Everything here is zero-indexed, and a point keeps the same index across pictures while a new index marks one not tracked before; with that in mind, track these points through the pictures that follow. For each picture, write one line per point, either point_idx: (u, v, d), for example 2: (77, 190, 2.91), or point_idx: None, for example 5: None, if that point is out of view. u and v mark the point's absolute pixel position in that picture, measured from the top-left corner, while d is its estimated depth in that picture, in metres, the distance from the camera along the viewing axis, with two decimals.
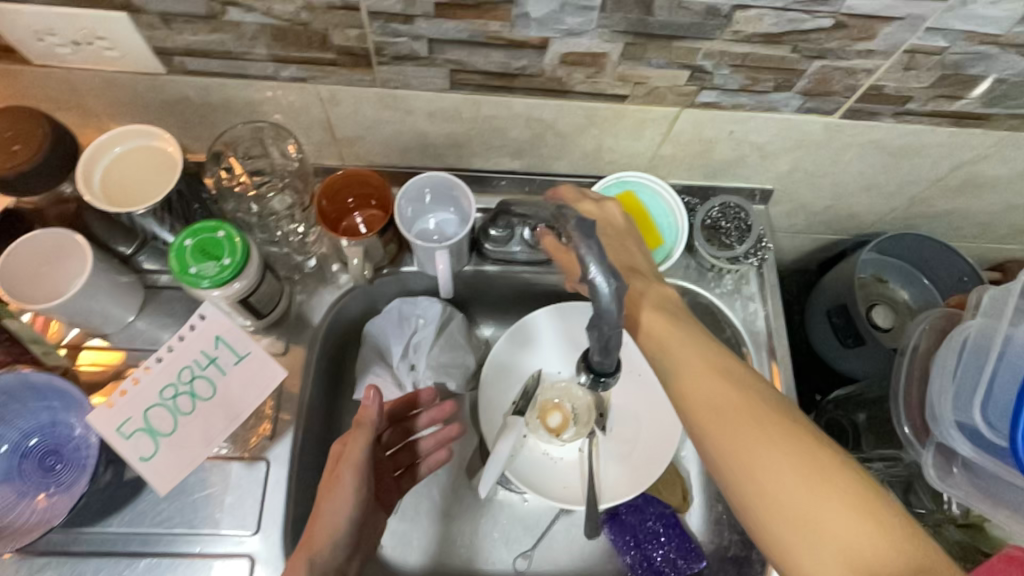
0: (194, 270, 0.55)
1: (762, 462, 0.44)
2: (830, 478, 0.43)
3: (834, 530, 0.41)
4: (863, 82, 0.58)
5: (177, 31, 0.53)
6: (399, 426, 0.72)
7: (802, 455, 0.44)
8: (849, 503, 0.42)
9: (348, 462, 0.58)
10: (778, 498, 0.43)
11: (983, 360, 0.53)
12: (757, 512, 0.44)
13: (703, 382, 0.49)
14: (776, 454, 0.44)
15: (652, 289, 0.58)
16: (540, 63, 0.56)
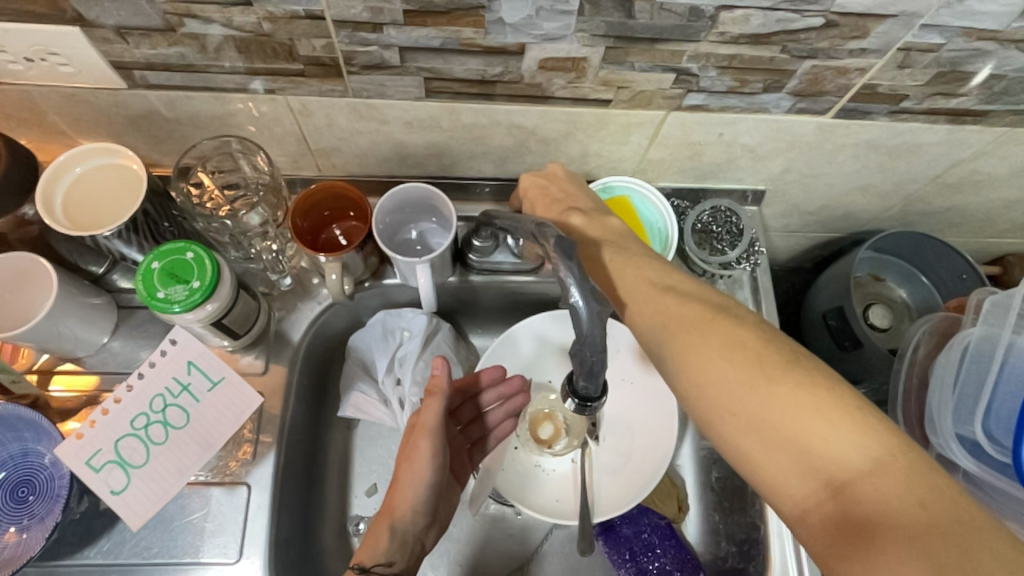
0: (162, 294, 0.53)
1: (756, 395, 0.40)
2: (825, 403, 0.39)
3: (810, 443, 0.38)
4: (857, 81, 0.55)
5: (135, 44, 0.50)
6: (467, 403, 0.70)
7: (799, 387, 0.40)
8: (822, 413, 0.38)
9: (421, 431, 0.60)
10: (774, 431, 0.39)
11: (984, 370, 0.51)
12: (726, 429, 0.41)
13: (684, 314, 0.46)
14: (774, 388, 0.40)
15: (633, 263, 0.52)
16: (519, 69, 0.53)
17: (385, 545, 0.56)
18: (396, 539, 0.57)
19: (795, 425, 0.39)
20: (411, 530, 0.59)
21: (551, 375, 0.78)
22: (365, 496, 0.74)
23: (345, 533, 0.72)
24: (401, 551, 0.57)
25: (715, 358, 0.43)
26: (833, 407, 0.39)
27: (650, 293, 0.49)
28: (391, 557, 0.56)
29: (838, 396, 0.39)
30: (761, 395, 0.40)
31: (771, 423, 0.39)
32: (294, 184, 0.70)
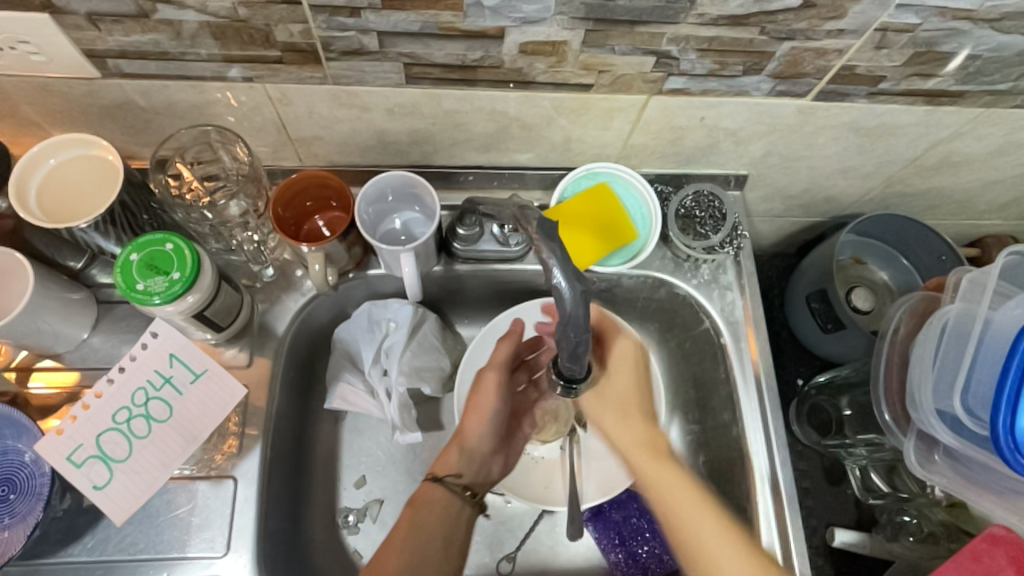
0: (142, 286, 0.52)
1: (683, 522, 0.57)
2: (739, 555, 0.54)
3: None
4: (835, 62, 0.56)
5: (107, 31, 0.49)
6: (524, 366, 0.73)
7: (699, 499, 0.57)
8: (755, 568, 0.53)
9: (490, 367, 0.68)
10: (684, 545, 0.56)
11: (962, 345, 0.52)
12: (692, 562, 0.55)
13: (641, 433, 0.62)
14: (694, 517, 0.56)
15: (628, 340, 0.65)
16: (499, 54, 0.53)
17: (455, 461, 0.65)
18: (467, 459, 0.66)
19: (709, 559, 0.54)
20: (479, 453, 0.67)
21: None
22: (354, 488, 0.74)
23: (334, 525, 0.72)
24: (469, 466, 0.66)
25: (666, 488, 0.59)
26: (739, 544, 0.54)
27: (629, 425, 0.63)
28: (460, 470, 0.65)
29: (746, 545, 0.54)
30: (687, 516, 0.57)
31: (676, 529, 0.57)
32: (275, 175, 0.69)
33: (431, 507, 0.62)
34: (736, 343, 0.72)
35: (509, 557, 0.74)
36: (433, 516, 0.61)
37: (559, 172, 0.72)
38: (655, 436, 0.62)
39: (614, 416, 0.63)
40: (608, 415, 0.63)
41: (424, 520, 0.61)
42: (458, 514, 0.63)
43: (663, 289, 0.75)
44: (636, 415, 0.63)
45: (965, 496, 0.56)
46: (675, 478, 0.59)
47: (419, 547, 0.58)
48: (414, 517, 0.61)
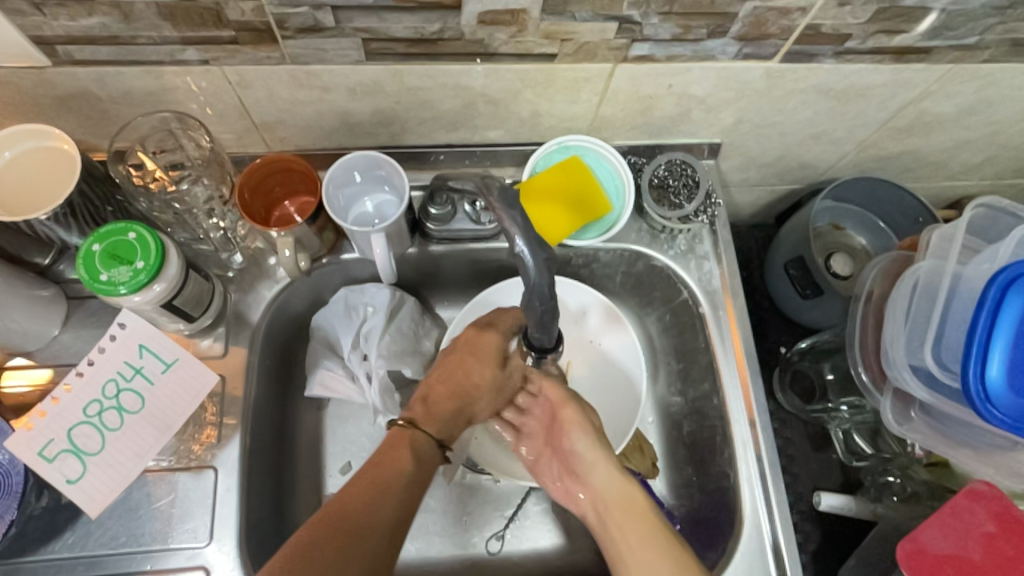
0: (105, 277, 0.51)
1: (634, 538, 0.54)
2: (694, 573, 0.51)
3: None
4: (799, 22, 0.55)
5: (53, 16, 0.48)
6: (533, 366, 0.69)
7: (648, 525, 0.55)
8: None
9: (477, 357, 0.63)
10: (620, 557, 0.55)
11: (934, 301, 0.52)
12: None
13: (598, 473, 0.60)
14: (631, 528, 0.55)
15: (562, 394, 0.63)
16: (458, 25, 0.52)
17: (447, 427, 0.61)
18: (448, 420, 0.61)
19: None
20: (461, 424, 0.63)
21: None
22: (340, 475, 0.73)
23: None
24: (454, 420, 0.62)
25: (625, 513, 0.57)
26: (670, 552, 0.53)
27: (585, 445, 0.61)
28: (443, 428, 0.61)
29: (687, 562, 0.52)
30: (638, 536, 0.54)
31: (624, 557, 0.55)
32: (242, 162, 0.68)
33: (416, 451, 0.56)
34: (714, 312, 0.72)
35: (497, 536, 0.74)
36: (424, 468, 0.56)
37: (530, 148, 0.71)
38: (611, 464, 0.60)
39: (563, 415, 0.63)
40: (580, 441, 0.61)
41: (417, 471, 0.55)
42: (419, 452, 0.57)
43: (641, 262, 0.75)
44: (603, 453, 0.60)
45: (940, 450, 0.57)
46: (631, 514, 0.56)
47: (377, 491, 0.51)
48: (412, 469, 0.54)
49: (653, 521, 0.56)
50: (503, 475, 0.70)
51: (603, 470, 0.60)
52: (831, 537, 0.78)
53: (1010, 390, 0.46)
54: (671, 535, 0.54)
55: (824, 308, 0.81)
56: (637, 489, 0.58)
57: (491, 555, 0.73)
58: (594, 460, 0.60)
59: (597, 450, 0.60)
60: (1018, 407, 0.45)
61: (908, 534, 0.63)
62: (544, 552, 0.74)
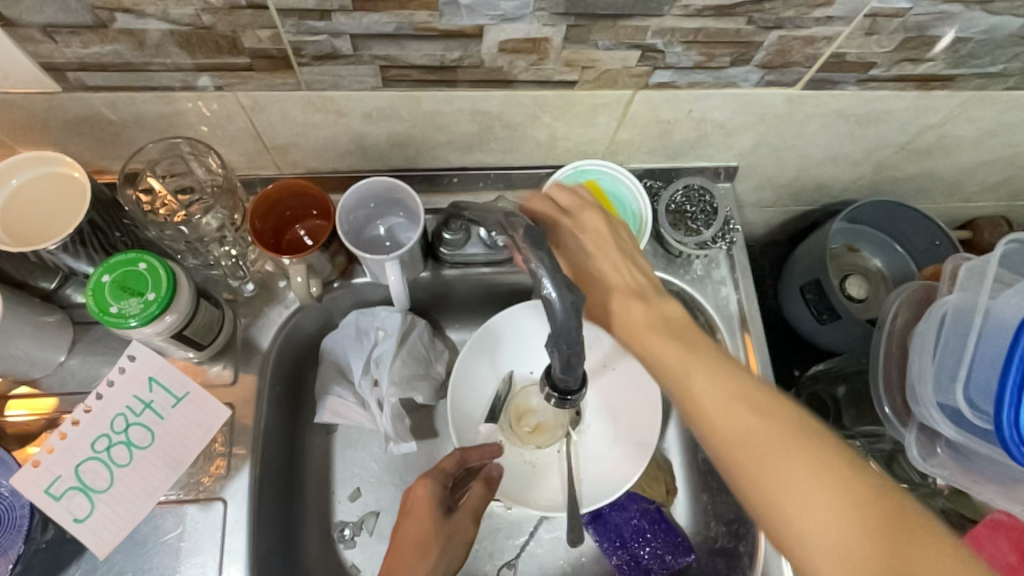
0: (115, 309, 0.50)
1: (772, 475, 0.42)
2: (846, 478, 0.41)
3: (793, 490, 0.41)
4: (824, 50, 0.54)
5: (65, 43, 0.47)
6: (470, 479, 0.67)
7: (811, 463, 0.42)
8: (829, 492, 0.41)
9: (418, 488, 0.61)
10: (728, 434, 0.45)
11: (963, 338, 0.51)
12: (755, 509, 0.43)
13: (674, 359, 0.49)
14: (789, 473, 0.42)
15: (647, 319, 0.52)
16: (478, 53, 0.51)
17: None
18: None
19: (778, 499, 0.42)
20: None
21: (531, 366, 0.76)
22: (349, 501, 0.72)
23: (330, 540, 0.71)
24: None
25: (757, 441, 0.43)
26: (830, 462, 0.42)
27: (669, 351, 0.49)
28: None
29: (869, 514, 0.40)
30: (790, 477, 0.42)
31: (720, 429, 0.45)
32: (252, 184, 0.67)
33: None
34: (730, 337, 0.71)
35: (510, 564, 0.73)
36: None
37: (545, 171, 0.70)
38: (719, 373, 0.47)
39: (664, 342, 0.50)
40: (658, 339, 0.50)
41: None
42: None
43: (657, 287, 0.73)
44: (703, 365, 0.48)
45: (967, 488, 0.56)
46: (718, 369, 0.47)
47: None
48: None
49: (790, 422, 0.44)
50: (515, 501, 0.68)
51: (713, 383, 0.46)
52: None
53: None
54: (813, 426, 0.44)
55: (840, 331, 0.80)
56: (799, 434, 0.43)
57: None
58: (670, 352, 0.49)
59: (688, 365, 0.48)
60: None
61: None
62: None
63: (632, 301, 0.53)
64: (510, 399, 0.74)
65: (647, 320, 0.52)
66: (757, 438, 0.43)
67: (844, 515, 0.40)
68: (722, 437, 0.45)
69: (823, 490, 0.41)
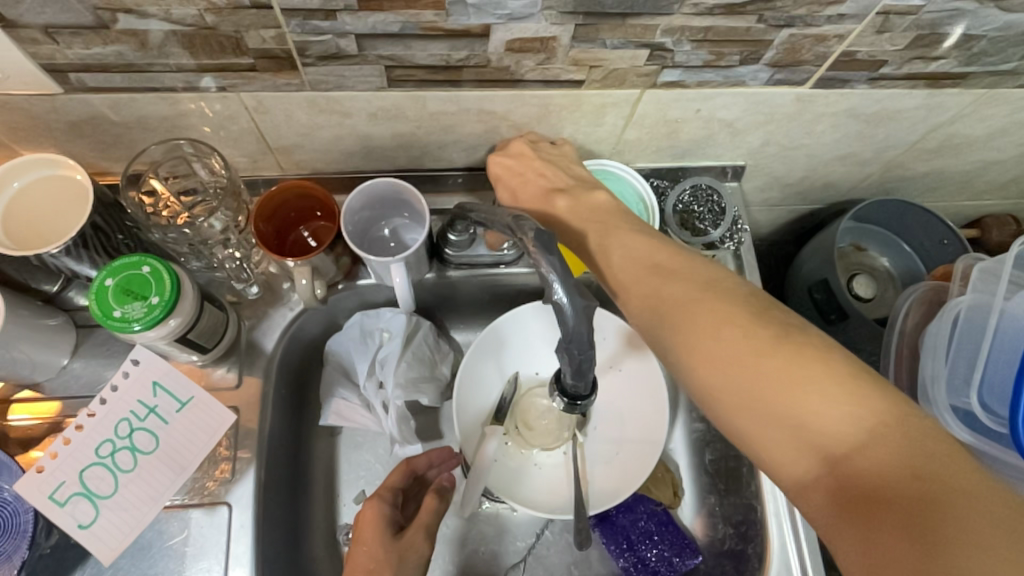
0: (119, 313, 0.49)
1: (745, 371, 0.42)
2: (831, 380, 0.39)
3: (762, 382, 0.41)
4: (835, 48, 0.54)
5: (66, 44, 0.46)
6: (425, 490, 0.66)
7: (789, 361, 0.41)
8: (793, 368, 0.40)
9: (364, 512, 0.60)
10: (684, 347, 0.45)
11: (976, 339, 0.51)
12: (722, 408, 0.43)
13: (676, 295, 0.47)
14: (765, 364, 0.41)
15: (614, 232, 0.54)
16: (485, 52, 0.50)
17: None
18: None
19: (741, 387, 0.42)
20: None
21: (537, 367, 0.76)
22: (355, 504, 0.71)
23: (335, 543, 0.70)
24: None
25: (745, 342, 0.42)
26: (789, 343, 0.42)
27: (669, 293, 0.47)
28: None
29: (835, 401, 0.39)
30: (752, 372, 0.41)
31: (681, 333, 0.45)
32: (256, 185, 0.66)
33: None
34: None
35: (517, 567, 0.72)
36: None
37: None
38: (683, 281, 0.47)
39: (636, 264, 0.50)
40: (669, 285, 0.48)
41: None
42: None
43: None
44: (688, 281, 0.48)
45: None
46: (681, 280, 0.48)
47: None
48: None
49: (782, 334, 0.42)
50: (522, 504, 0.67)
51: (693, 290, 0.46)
52: None
53: None
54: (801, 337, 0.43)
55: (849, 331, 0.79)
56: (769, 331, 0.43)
57: None
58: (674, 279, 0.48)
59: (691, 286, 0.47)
60: None
61: None
62: None
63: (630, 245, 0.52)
64: (515, 402, 0.74)
65: (641, 249, 0.51)
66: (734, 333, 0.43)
67: (805, 382, 0.40)
68: (688, 345, 0.45)
69: (788, 375, 0.40)
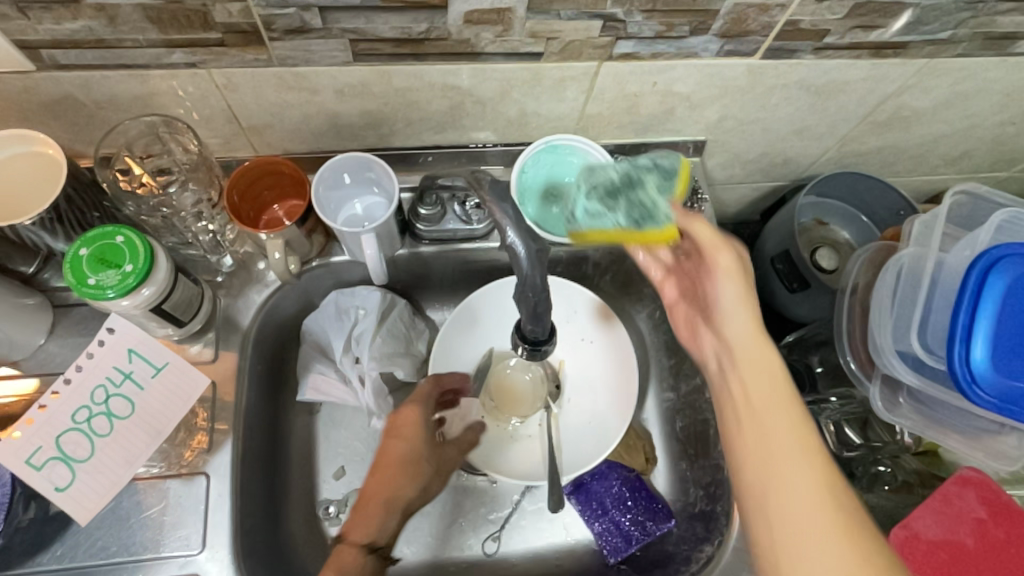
0: (93, 281, 0.51)
1: (762, 440, 0.46)
2: (812, 453, 0.45)
3: (775, 443, 0.45)
4: (778, 18, 0.57)
5: (37, 20, 0.48)
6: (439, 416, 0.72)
7: (800, 429, 0.46)
8: (800, 431, 0.46)
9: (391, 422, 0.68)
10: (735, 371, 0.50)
11: (916, 287, 0.54)
12: (748, 471, 0.47)
13: (733, 317, 0.52)
14: (772, 430, 0.46)
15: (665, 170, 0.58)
16: (445, 24, 0.53)
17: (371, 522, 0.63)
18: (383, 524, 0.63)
19: (760, 446, 0.46)
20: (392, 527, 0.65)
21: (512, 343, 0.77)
22: (333, 479, 0.72)
23: (314, 518, 0.71)
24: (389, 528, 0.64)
25: (776, 410, 0.47)
26: (791, 404, 0.47)
27: (684, 317, 0.60)
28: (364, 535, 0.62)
29: (831, 492, 0.43)
30: (767, 434, 0.46)
31: (738, 356, 0.51)
32: (230, 167, 0.68)
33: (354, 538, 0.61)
34: None
35: (494, 537, 0.73)
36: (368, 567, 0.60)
37: (518, 148, 0.72)
38: (738, 310, 0.52)
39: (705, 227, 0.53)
40: (730, 282, 0.52)
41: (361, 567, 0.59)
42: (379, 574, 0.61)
43: (631, 258, 0.76)
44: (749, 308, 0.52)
45: (929, 434, 0.58)
46: (742, 304, 0.52)
47: None
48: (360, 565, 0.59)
49: (799, 416, 0.47)
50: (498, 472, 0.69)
51: (742, 324, 0.51)
52: None
53: (996, 371, 0.47)
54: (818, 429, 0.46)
55: (811, 302, 0.83)
56: (795, 404, 0.47)
57: (487, 556, 0.73)
58: (730, 288, 0.52)
59: (758, 334, 0.50)
60: (1004, 387, 0.47)
61: (902, 523, 0.66)
62: (541, 552, 0.73)
63: (699, 227, 0.53)
64: (490, 374, 0.75)
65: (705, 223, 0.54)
66: (764, 392, 0.48)
67: (806, 450, 0.45)
68: (746, 385, 0.49)
69: (791, 443, 0.45)
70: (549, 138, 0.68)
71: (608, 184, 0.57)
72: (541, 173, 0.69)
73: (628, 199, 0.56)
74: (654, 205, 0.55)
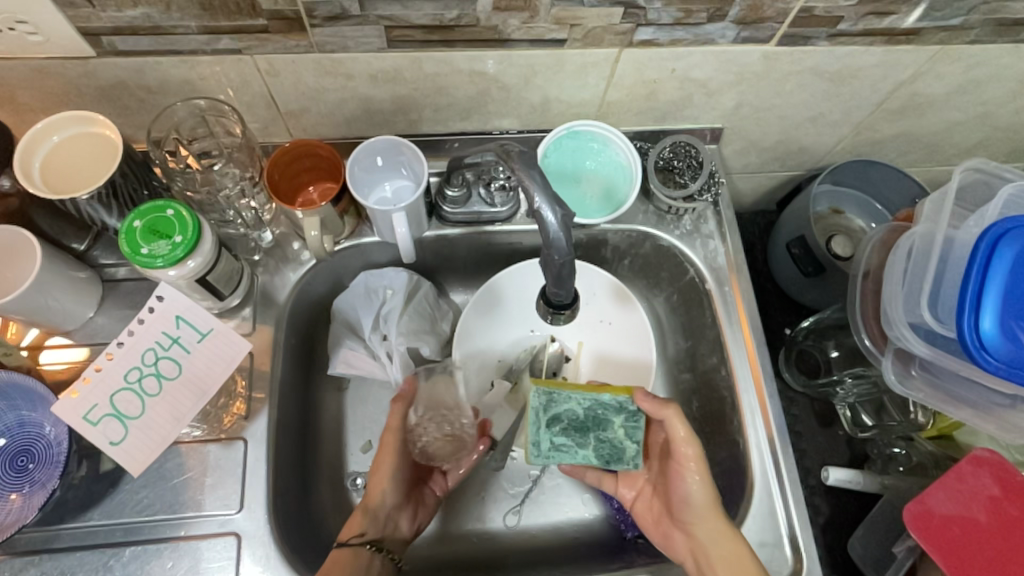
0: (146, 250, 0.54)
1: None
2: None
3: None
4: (793, 5, 0.59)
5: (100, 7, 0.52)
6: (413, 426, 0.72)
7: None
8: None
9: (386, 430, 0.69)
10: (701, 537, 0.61)
11: (927, 262, 0.56)
12: None
13: (704, 530, 0.60)
14: None
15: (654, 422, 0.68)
16: (475, 11, 0.56)
17: (357, 522, 0.64)
18: (372, 518, 0.65)
19: None
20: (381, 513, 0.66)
21: (533, 324, 0.78)
22: (361, 452, 0.75)
23: (343, 488, 0.74)
24: (373, 524, 0.65)
25: None
26: None
27: (652, 513, 0.68)
28: (363, 529, 0.63)
29: None
30: None
31: (696, 535, 0.61)
32: (268, 151, 0.72)
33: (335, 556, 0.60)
34: (720, 288, 0.75)
35: (515, 510, 0.76)
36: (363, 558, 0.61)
37: (540, 135, 0.75)
38: (710, 520, 0.60)
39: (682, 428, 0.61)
40: (671, 411, 0.60)
41: (359, 557, 0.61)
42: (367, 565, 0.61)
43: (648, 243, 0.79)
44: (716, 512, 0.61)
45: (942, 408, 0.59)
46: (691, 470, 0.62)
47: None
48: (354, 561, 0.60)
49: None
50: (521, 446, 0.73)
51: (710, 526, 0.60)
52: (840, 509, 0.80)
53: (1005, 340, 0.48)
54: None
55: (825, 288, 0.85)
56: None
57: (508, 529, 0.75)
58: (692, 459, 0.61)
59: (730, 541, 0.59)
60: (1013, 353, 0.48)
61: (917, 498, 0.68)
62: (560, 525, 0.76)
63: (677, 424, 0.61)
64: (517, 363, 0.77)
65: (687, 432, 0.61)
66: None
67: None
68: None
69: None
70: (569, 123, 0.70)
71: (575, 419, 0.60)
72: (563, 158, 0.72)
73: (598, 437, 0.60)
74: (622, 446, 0.60)
